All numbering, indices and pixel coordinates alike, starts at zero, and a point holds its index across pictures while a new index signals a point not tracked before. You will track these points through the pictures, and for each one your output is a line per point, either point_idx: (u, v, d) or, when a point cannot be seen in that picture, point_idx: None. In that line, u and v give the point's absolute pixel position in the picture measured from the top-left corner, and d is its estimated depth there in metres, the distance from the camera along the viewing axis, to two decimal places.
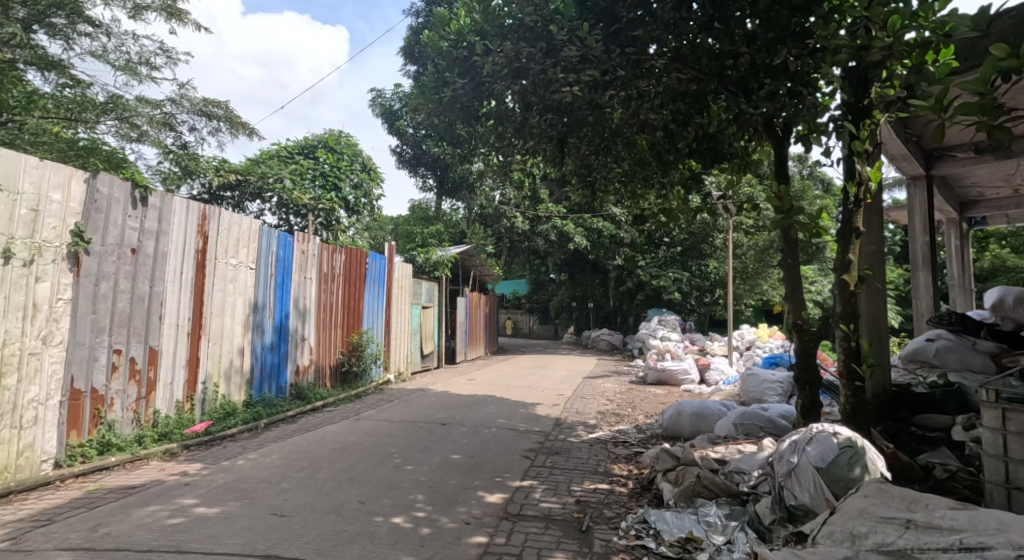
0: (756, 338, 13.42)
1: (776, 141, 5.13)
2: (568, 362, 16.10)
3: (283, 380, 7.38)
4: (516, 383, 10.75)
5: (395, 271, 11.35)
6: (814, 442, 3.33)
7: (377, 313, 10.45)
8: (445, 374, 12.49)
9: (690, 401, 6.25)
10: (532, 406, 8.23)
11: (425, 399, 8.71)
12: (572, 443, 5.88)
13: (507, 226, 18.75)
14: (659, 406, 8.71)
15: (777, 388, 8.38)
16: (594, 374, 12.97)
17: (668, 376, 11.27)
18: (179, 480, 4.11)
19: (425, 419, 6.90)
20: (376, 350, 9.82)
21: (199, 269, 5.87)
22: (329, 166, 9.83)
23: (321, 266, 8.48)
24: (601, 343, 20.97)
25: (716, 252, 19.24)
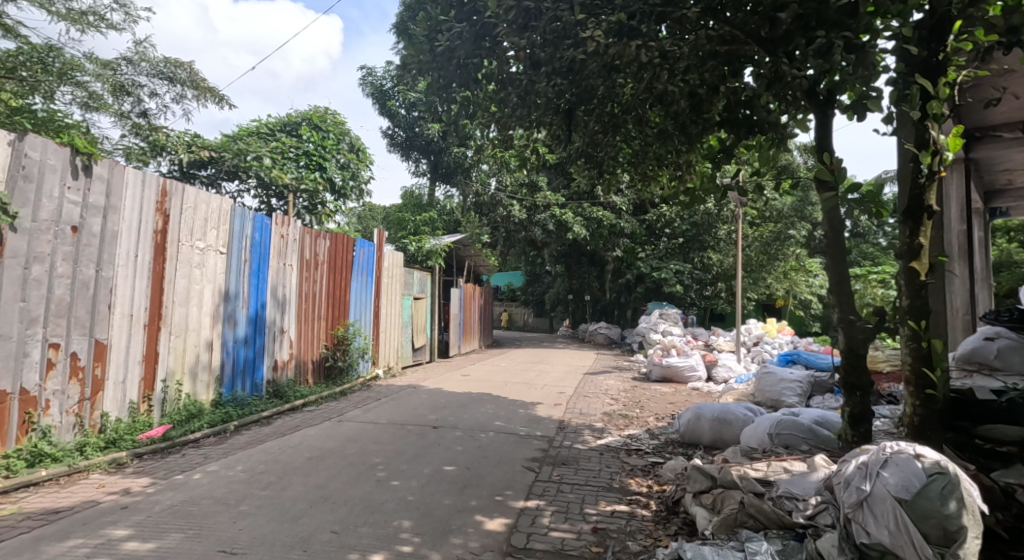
0: (763, 334, 12.85)
1: (819, 109, 4.52)
2: (567, 356, 15.50)
3: (259, 376, 6.69)
4: (513, 379, 10.11)
5: (385, 259, 10.65)
6: (892, 466, 2.69)
7: (366, 304, 9.77)
8: (438, 369, 11.85)
9: (712, 402, 5.65)
10: (532, 406, 7.61)
11: (416, 398, 8.04)
12: (580, 452, 5.25)
13: (504, 214, 18.06)
14: (667, 406, 8.11)
15: (796, 389, 7.83)
16: (594, 370, 12.35)
17: (673, 372, 10.69)
18: (116, 500, 3.43)
19: (416, 422, 6.24)
20: (364, 343, 9.16)
21: (159, 252, 5.17)
22: (314, 144, 9.06)
23: (303, 253, 7.78)
24: (599, 337, 20.39)
25: (718, 244, 18.64)
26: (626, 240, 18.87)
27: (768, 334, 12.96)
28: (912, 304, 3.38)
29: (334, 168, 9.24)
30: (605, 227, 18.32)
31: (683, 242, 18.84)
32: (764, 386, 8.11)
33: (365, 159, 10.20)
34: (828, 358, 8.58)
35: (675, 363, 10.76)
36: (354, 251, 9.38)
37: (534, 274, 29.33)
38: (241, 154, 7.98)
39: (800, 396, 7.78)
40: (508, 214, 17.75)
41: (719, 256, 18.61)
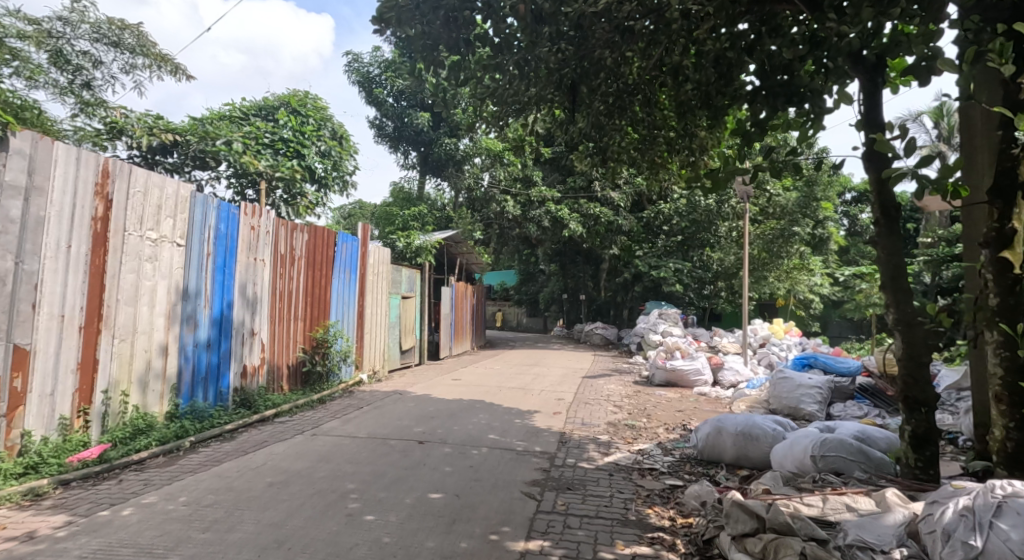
0: (770, 335, 12.26)
1: (867, 75, 3.93)
2: (563, 358, 14.85)
3: (224, 384, 5.96)
4: (508, 384, 9.44)
5: (370, 256, 9.95)
6: (1011, 516, 2.09)
7: (349, 303, 9.07)
8: (427, 373, 11.15)
9: (733, 414, 5.03)
10: (529, 416, 6.94)
11: (402, 406, 7.34)
12: (586, 473, 4.58)
13: (497, 211, 17.34)
14: (675, 414, 7.48)
15: (815, 396, 7.30)
16: (593, 374, 11.70)
17: (678, 376, 10.09)
18: (12, 551, 2.71)
19: (400, 436, 5.55)
20: (346, 346, 8.47)
21: (99, 243, 4.44)
22: (291, 130, 8.31)
23: (277, 247, 7.08)
24: (595, 338, 19.77)
25: (719, 242, 18.08)
26: (624, 238, 18.27)
27: (775, 335, 12.36)
28: (1003, 300, 2.78)
29: (314, 156, 8.52)
30: (602, 224, 17.68)
31: (683, 240, 18.26)
32: (781, 393, 7.51)
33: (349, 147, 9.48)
34: (847, 363, 8.00)
35: (680, 366, 10.15)
36: (336, 246, 8.68)
37: (528, 273, 28.69)
38: (211, 137, 7.18)
39: (820, 403, 7.29)
40: (502, 209, 17.07)
41: (720, 254, 18.01)
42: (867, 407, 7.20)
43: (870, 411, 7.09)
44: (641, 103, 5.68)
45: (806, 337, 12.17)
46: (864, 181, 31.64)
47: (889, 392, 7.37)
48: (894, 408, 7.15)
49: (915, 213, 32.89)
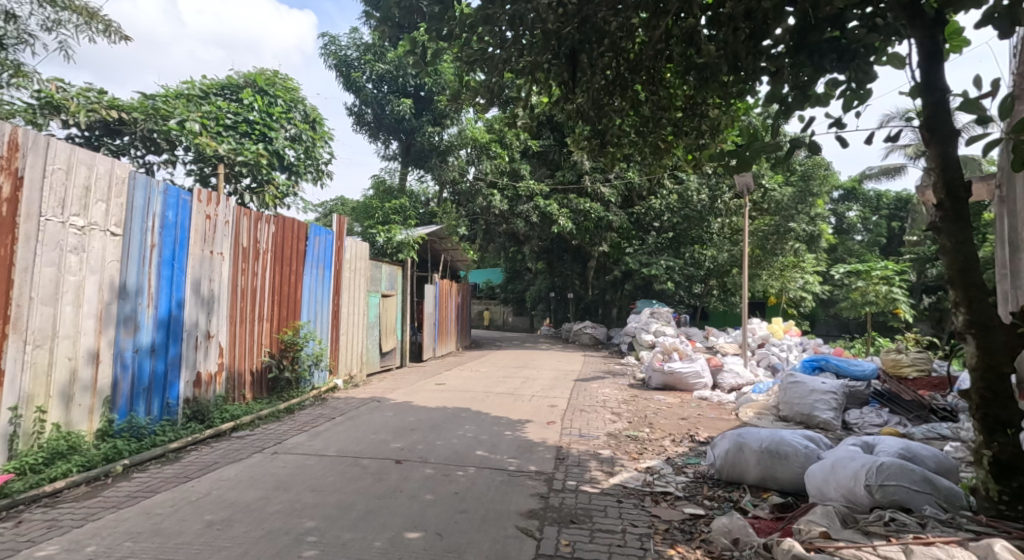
0: (768, 335, 11.75)
1: (925, 31, 3.24)
2: (552, 359, 14.23)
3: (173, 394, 5.20)
4: (495, 389, 8.78)
5: (345, 251, 9.21)
6: None
7: (322, 302, 8.33)
8: (408, 376, 10.43)
9: (756, 428, 4.43)
10: (521, 427, 6.28)
11: (380, 416, 6.63)
12: (591, 501, 3.93)
13: (484, 205, 16.64)
14: (679, 422, 6.88)
15: (830, 402, 6.76)
16: (584, 376, 11.08)
17: (676, 380, 9.53)
18: None
19: (375, 454, 4.85)
20: (318, 349, 7.73)
21: (5, 230, 3.67)
22: (257, 111, 7.52)
23: (238, 239, 6.30)
24: (584, 337, 19.17)
25: (711, 238, 17.55)
26: (614, 234, 17.68)
27: (774, 335, 11.85)
28: None
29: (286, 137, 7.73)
30: (592, 219, 17.07)
31: (674, 236, 17.76)
32: (793, 399, 6.95)
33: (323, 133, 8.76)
34: (861, 366, 7.45)
35: (679, 369, 9.57)
36: (307, 239, 7.93)
37: (514, 271, 28.04)
38: (164, 116, 6.40)
39: (836, 409, 6.73)
40: (488, 203, 16.39)
41: (714, 251, 17.49)
42: (886, 415, 6.66)
43: (890, 419, 6.55)
44: (645, 79, 5.10)
45: (806, 337, 11.69)
46: (851, 179, 31.59)
47: (909, 398, 6.86)
48: (915, 415, 6.62)
49: (899, 211, 32.98)
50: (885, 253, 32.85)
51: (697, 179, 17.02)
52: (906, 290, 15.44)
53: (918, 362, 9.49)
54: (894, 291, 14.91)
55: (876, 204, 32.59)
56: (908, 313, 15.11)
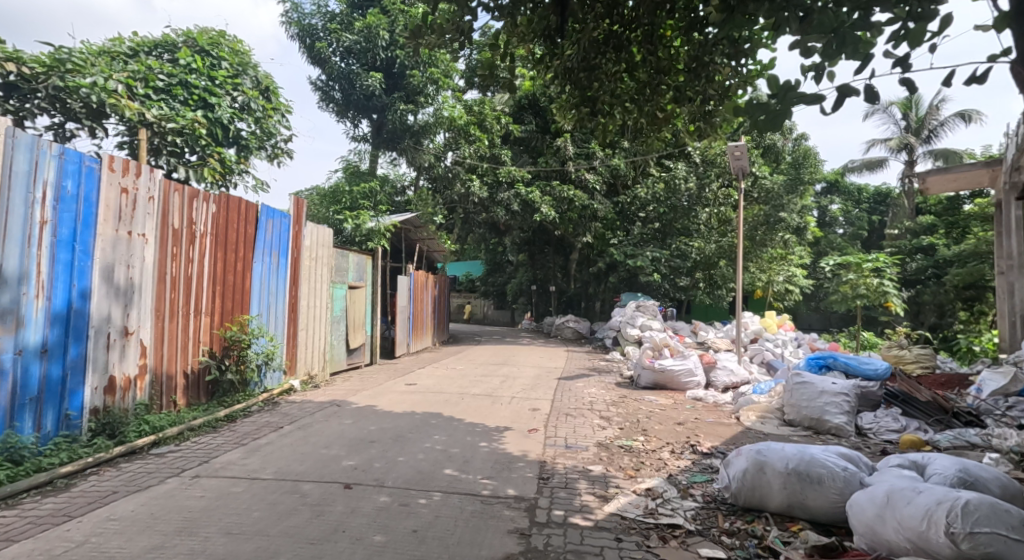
0: (762, 329, 11.17)
1: None
2: (533, 356, 13.51)
3: (75, 404, 4.28)
4: (472, 391, 7.99)
5: (305, 238, 8.33)
6: None
7: (276, 294, 7.45)
8: (377, 376, 9.58)
9: (778, 444, 3.71)
10: (498, 437, 5.51)
11: (337, 424, 5.79)
12: (583, 540, 3.15)
13: (462, 191, 15.78)
14: (676, 428, 6.17)
15: (843, 405, 6.09)
16: (568, 374, 10.35)
17: (667, 378, 8.89)
18: None
19: (320, 476, 4.00)
20: (270, 347, 6.84)
21: None
22: (197, 73, 6.51)
23: (168, 218, 5.36)
24: (567, 332, 18.48)
25: (699, 229, 16.94)
26: (598, 224, 17.02)
27: (768, 330, 11.24)
28: None
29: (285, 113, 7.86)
30: (576, 208, 16.36)
31: (660, 227, 17.13)
32: (801, 401, 6.27)
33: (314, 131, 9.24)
34: (874, 364, 6.76)
35: (670, 366, 8.89)
36: (257, 222, 7.00)
37: (495, 263, 27.29)
38: (79, 74, 5.37)
39: (849, 413, 6.07)
40: (467, 190, 15.56)
41: (702, 243, 16.87)
42: (904, 419, 6.01)
43: (909, 424, 5.90)
44: (641, 34, 4.95)
45: (800, 332, 11.12)
46: (833, 171, 31.43)
47: (926, 399, 6.22)
48: (935, 419, 5.98)
49: (879, 205, 32.99)
50: (867, 247, 32.84)
51: (684, 167, 16.42)
52: (896, 282, 15.06)
53: (922, 358, 8.93)
54: (885, 283, 14.51)
55: (857, 197, 32.57)
56: (898, 307, 14.70)
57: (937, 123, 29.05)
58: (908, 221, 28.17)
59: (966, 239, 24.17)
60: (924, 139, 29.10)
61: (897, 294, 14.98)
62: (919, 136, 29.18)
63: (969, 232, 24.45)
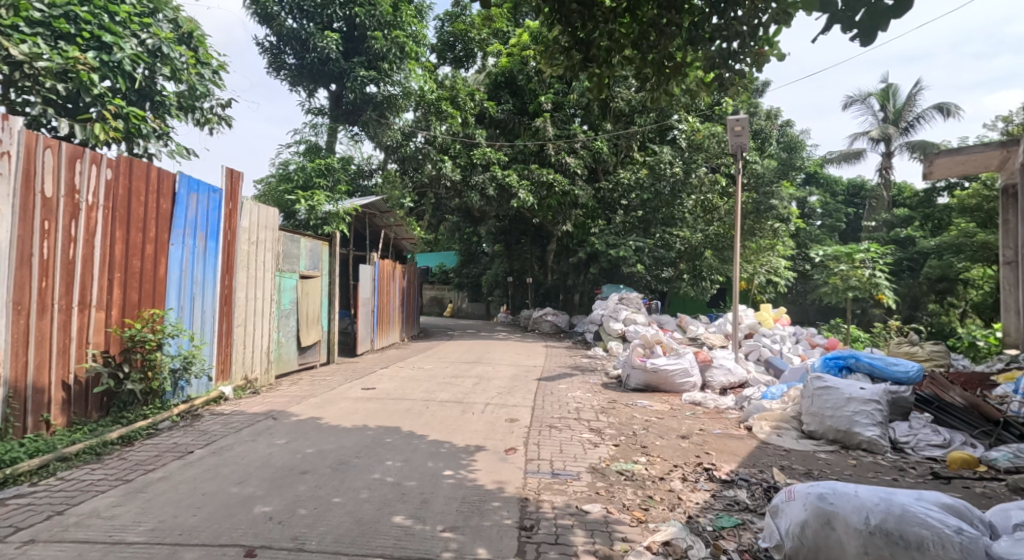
0: (758, 324, 10.31)
1: None
2: (509, 352, 12.48)
3: None
4: (438, 397, 6.90)
5: (242, 219, 7.12)
6: None
7: (203, 285, 6.25)
8: (332, 378, 8.43)
9: (846, 485, 2.72)
10: (468, 462, 4.43)
11: (266, 446, 4.64)
12: None
13: (432, 173, 14.57)
14: (680, 444, 5.19)
15: (875, 415, 5.16)
16: (548, 374, 9.35)
17: (660, 379, 7.99)
18: None
19: (216, 536, 2.87)
20: (190, 349, 5.65)
21: None
22: (91, 6, 5.20)
23: (38, 184, 4.16)
24: (544, 326, 17.52)
25: (684, 218, 16.05)
26: (578, 212, 16.06)
27: (763, 324, 10.40)
28: None
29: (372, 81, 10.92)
30: (556, 193, 15.34)
31: (643, 216, 16.25)
32: (825, 411, 5.33)
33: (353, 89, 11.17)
34: (903, 367, 5.89)
35: (663, 366, 7.97)
36: (177, 198, 5.79)
37: (469, 254, 26.16)
38: None
39: (881, 424, 5.14)
40: (438, 172, 14.39)
41: (688, 231, 15.96)
42: (945, 431, 5.12)
43: (953, 438, 5.01)
44: None
45: (797, 326, 10.33)
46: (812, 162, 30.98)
47: (966, 406, 5.34)
48: (982, 430, 5.10)
49: (854, 197, 32.81)
50: (844, 239, 32.63)
51: (670, 151, 15.56)
52: (887, 273, 14.39)
53: (935, 354, 8.13)
54: (877, 274, 13.81)
55: (835, 189, 32.21)
56: (890, 299, 14.02)
57: (915, 115, 28.79)
58: (885, 213, 27.93)
59: (945, 232, 23.88)
60: (902, 131, 28.80)
61: (889, 286, 14.31)
62: (897, 127, 28.87)
63: (948, 224, 24.12)
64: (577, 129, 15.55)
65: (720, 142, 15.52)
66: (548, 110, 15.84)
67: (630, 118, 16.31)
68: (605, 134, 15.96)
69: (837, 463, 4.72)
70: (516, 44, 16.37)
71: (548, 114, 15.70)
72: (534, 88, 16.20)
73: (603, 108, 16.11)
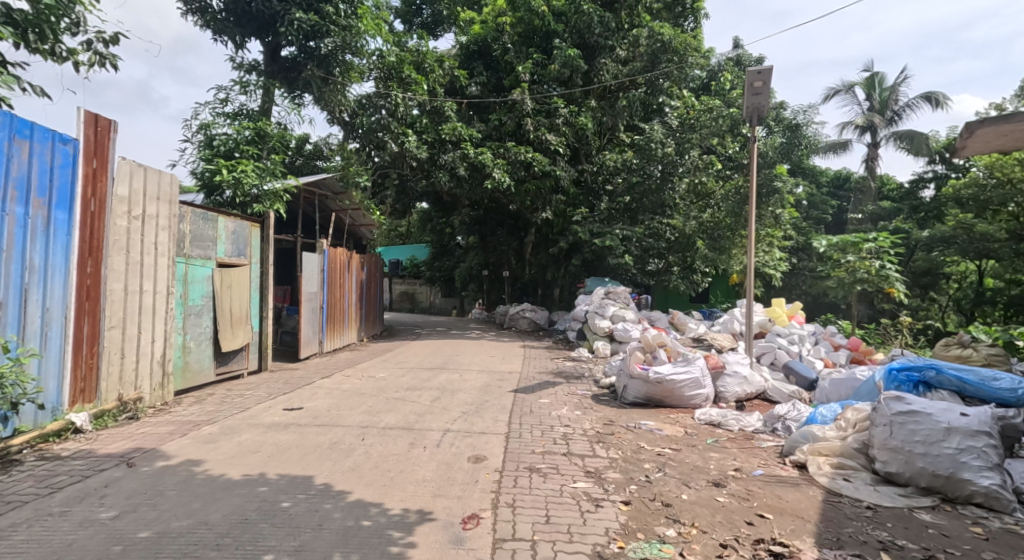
0: (770, 321, 8.83)
1: None
2: (481, 354, 10.85)
3: None
4: (382, 424, 5.21)
5: (119, 187, 5.39)
6: None
7: (43, 272, 4.56)
8: (253, 393, 6.67)
9: None
10: (401, 553, 2.75)
11: (78, 525, 2.92)
12: None
13: (396, 152, 12.89)
14: (713, 498, 3.63)
15: (990, 455, 3.61)
16: (526, 384, 7.73)
17: (664, 392, 6.44)
18: None
19: None
20: (7, 363, 4.01)
21: None
22: None
23: None
24: (522, 323, 15.93)
25: (676, 204, 14.64)
26: (559, 198, 14.48)
27: (775, 323, 8.88)
28: None
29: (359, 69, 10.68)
30: (534, 175, 13.79)
31: (630, 203, 14.96)
32: (914, 447, 3.77)
33: (284, 31, 8.96)
34: (1005, 382, 4.34)
35: (669, 376, 6.42)
36: None
37: (442, 247, 24.40)
38: None
39: (1000, 469, 3.60)
40: (403, 150, 12.80)
41: (680, 220, 14.55)
42: None
43: None
44: None
45: (815, 326, 8.85)
46: None
47: None
48: None
49: (839, 189, 31.79)
50: (829, 231, 31.58)
51: (661, 129, 14.05)
52: (897, 264, 13.02)
53: (995, 359, 6.58)
54: (887, 266, 12.39)
55: (821, 179, 30.89)
56: (901, 293, 12.55)
57: (902, 104, 27.56)
58: (871, 205, 26.90)
59: (938, 223, 22.80)
60: (888, 120, 27.43)
61: (902, 281, 12.77)
62: (883, 116, 27.44)
63: (940, 216, 23.01)
64: (559, 102, 14.00)
65: (716, 118, 13.40)
66: (526, 82, 14.30)
67: (616, 94, 14.95)
68: (589, 110, 14.44)
69: (958, 536, 3.12)
70: (491, 10, 15.10)
71: (527, 86, 14.09)
72: (511, 60, 14.63)
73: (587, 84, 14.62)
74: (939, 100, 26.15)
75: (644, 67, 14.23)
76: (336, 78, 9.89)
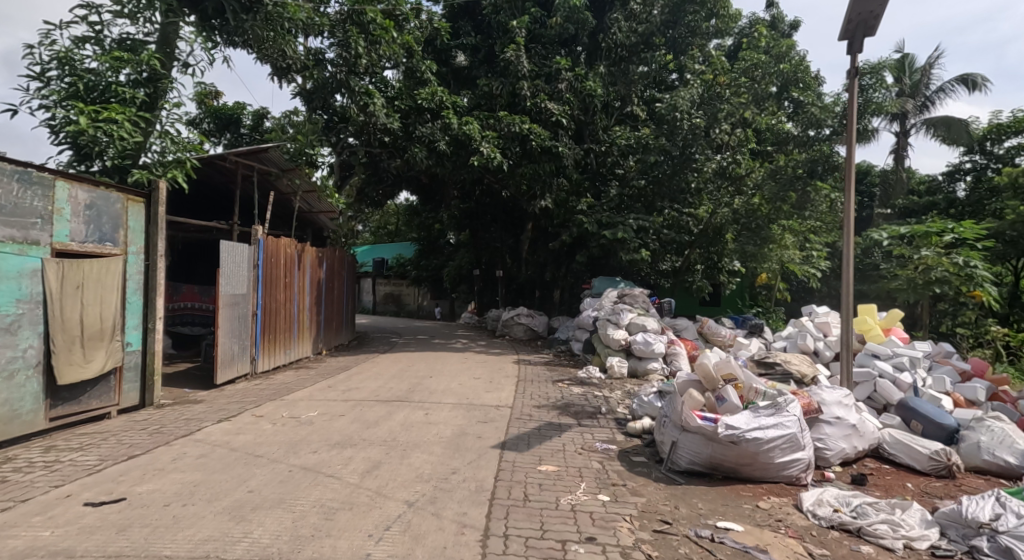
0: (865, 340, 6.46)
1: None
2: (463, 375, 8.33)
3: None
4: (240, 550, 2.71)
5: None
6: None
7: None
8: (81, 455, 4.15)
9: None
10: None
11: None
12: None
13: (362, 121, 10.48)
14: None
15: None
16: (519, 430, 5.25)
17: (739, 457, 3.98)
18: None
19: None
20: None
21: None
22: None
23: None
24: (516, 331, 13.41)
25: (700, 190, 12.10)
26: (562, 182, 12.00)
27: (868, 340, 6.45)
28: None
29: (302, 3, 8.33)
30: (532, 153, 11.30)
31: (646, 188, 12.26)
32: None
33: None
34: None
35: (748, 433, 3.95)
36: None
37: (430, 244, 21.94)
38: None
39: None
40: (369, 118, 10.36)
41: (707, 208, 12.18)
42: None
43: None
44: None
45: (926, 344, 6.42)
46: None
47: None
48: None
49: (859, 183, 29.31)
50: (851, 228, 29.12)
51: (687, 96, 11.28)
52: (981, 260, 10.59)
53: None
54: (972, 262, 9.85)
55: None
56: (990, 296, 10.02)
57: (934, 88, 25.02)
58: (901, 200, 24.41)
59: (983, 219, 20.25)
60: (920, 107, 24.96)
61: (992, 284, 10.20)
62: (914, 101, 24.92)
63: (982, 212, 20.26)
64: (562, 64, 11.58)
65: (755, 79, 11.35)
66: (521, 39, 11.81)
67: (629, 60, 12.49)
68: (597, 76, 12.03)
69: None
70: None
71: (522, 43, 11.66)
72: (503, 16, 12.21)
73: (596, 48, 12.46)
74: (976, 83, 23.74)
75: (665, 23, 12.41)
76: (265, 5, 7.47)
